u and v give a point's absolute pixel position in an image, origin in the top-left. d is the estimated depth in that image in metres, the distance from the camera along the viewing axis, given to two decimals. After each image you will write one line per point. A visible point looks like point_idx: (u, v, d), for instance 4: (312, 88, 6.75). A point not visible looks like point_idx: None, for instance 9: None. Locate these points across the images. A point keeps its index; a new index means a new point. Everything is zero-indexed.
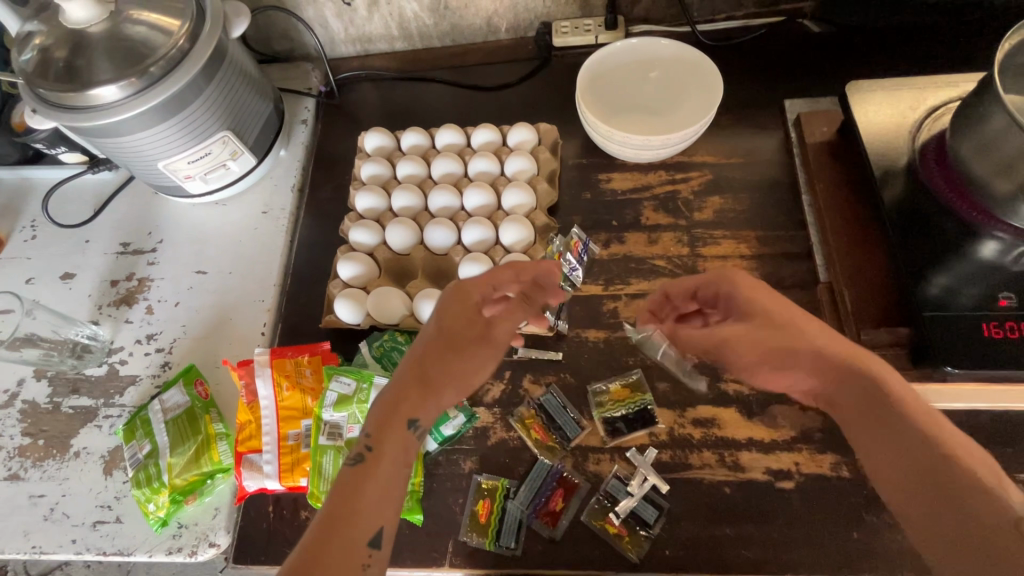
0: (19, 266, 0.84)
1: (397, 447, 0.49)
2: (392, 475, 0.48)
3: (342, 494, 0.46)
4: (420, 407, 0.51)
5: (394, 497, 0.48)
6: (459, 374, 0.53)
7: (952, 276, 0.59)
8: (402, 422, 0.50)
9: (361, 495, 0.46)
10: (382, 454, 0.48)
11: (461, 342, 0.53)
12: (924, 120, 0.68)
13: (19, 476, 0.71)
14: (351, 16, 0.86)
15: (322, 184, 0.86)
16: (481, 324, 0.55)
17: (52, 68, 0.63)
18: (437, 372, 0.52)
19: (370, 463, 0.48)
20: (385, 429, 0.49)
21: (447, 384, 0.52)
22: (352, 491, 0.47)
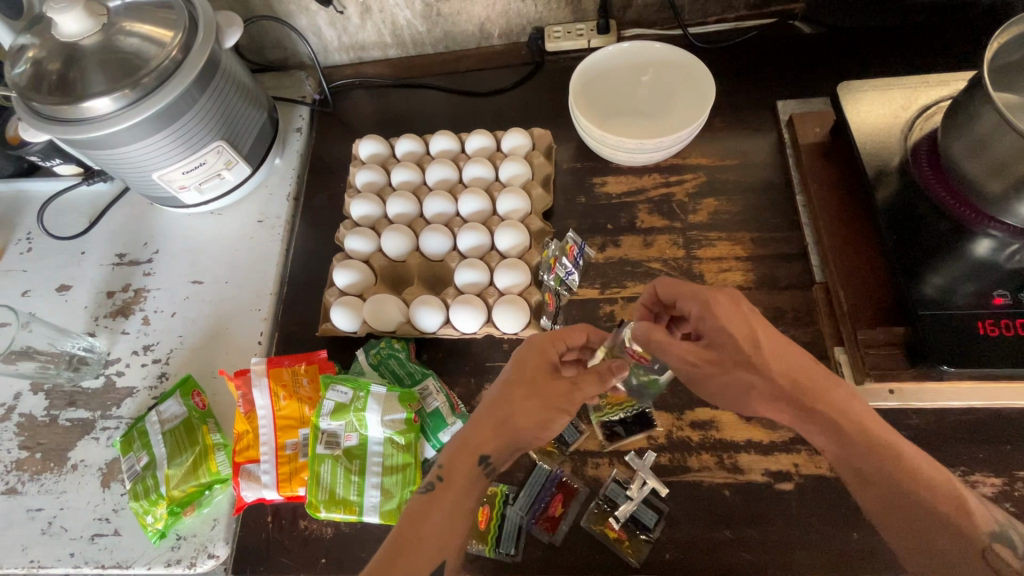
0: (15, 278, 0.84)
1: (464, 484, 0.51)
2: (457, 508, 0.50)
3: (412, 523, 0.49)
4: (490, 445, 0.52)
5: (459, 534, 0.49)
6: (532, 422, 0.52)
7: (946, 275, 0.59)
8: (471, 458, 0.51)
9: (428, 525, 0.49)
10: (449, 485, 0.50)
11: (542, 391, 0.52)
12: (916, 120, 0.68)
13: (16, 490, 0.70)
14: (344, 24, 0.87)
15: (318, 192, 0.86)
16: (561, 379, 0.53)
17: (44, 81, 0.63)
18: (511, 413, 0.52)
19: (438, 494, 0.50)
20: (453, 464, 0.51)
21: (519, 428, 0.52)
22: (421, 521, 0.49)
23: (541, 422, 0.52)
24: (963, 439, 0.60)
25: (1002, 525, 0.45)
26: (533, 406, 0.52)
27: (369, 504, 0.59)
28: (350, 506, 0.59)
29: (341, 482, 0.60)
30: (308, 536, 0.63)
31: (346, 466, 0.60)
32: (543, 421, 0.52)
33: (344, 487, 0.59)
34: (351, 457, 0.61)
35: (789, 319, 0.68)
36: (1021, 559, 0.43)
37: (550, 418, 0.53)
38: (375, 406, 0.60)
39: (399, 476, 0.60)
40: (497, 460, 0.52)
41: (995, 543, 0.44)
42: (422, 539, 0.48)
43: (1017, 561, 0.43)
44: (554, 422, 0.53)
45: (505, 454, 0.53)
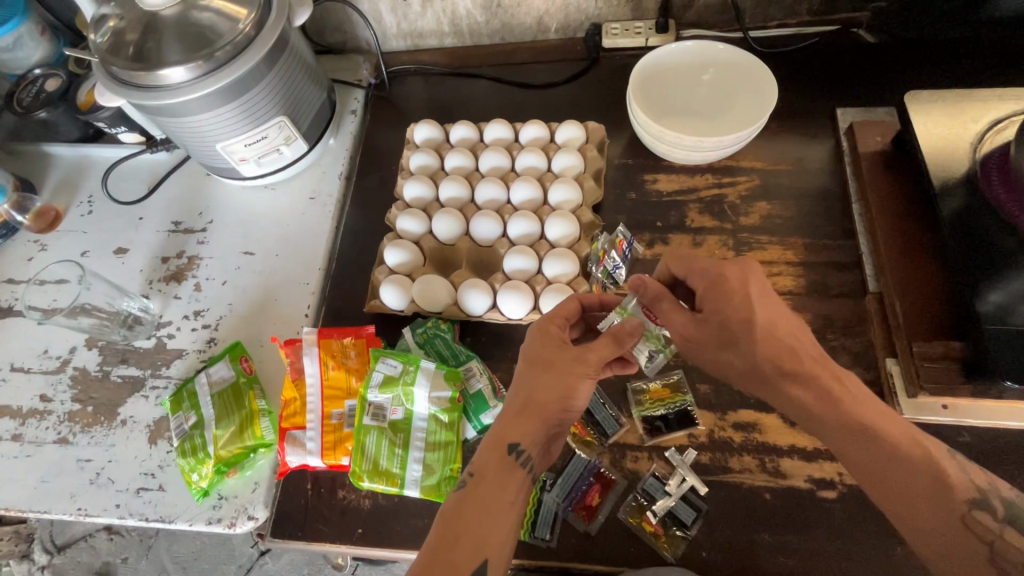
0: (75, 239, 0.87)
1: (499, 473, 0.50)
2: (495, 500, 0.49)
3: (452, 515, 0.48)
4: (519, 434, 0.51)
5: (501, 530, 0.48)
6: (551, 399, 0.52)
7: (1009, 291, 0.58)
8: (501, 448, 0.51)
9: (466, 521, 0.47)
10: (484, 477, 0.50)
11: (561, 368, 0.53)
12: (985, 133, 0.66)
13: (68, 440, 0.73)
14: (405, 10, 0.88)
15: (369, 173, 0.88)
16: (570, 348, 0.54)
17: (123, 50, 0.65)
18: (533, 397, 0.53)
19: (471, 489, 0.50)
20: (486, 456, 0.51)
21: (544, 411, 0.52)
22: (461, 515, 0.48)
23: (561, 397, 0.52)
24: (1015, 460, 0.59)
25: (983, 491, 0.47)
26: (552, 382, 0.53)
27: (411, 478, 0.60)
28: (393, 478, 0.60)
29: (385, 454, 0.61)
30: (346, 506, 0.64)
31: (391, 439, 0.61)
32: (568, 395, 0.53)
33: (388, 459, 0.61)
34: (396, 430, 0.62)
35: (839, 328, 0.67)
36: (1002, 523, 0.45)
37: (573, 389, 0.53)
38: (424, 381, 0.61)
39: (441, 452, 0.61)
40: (529, 450, 0.52)
41: (975, 510, 0.46)
42: (462, 536, 0.46)
43: (998, 525, 0.45)
44: (576, 390, 0.53)
45: (537, 443, 0.52)
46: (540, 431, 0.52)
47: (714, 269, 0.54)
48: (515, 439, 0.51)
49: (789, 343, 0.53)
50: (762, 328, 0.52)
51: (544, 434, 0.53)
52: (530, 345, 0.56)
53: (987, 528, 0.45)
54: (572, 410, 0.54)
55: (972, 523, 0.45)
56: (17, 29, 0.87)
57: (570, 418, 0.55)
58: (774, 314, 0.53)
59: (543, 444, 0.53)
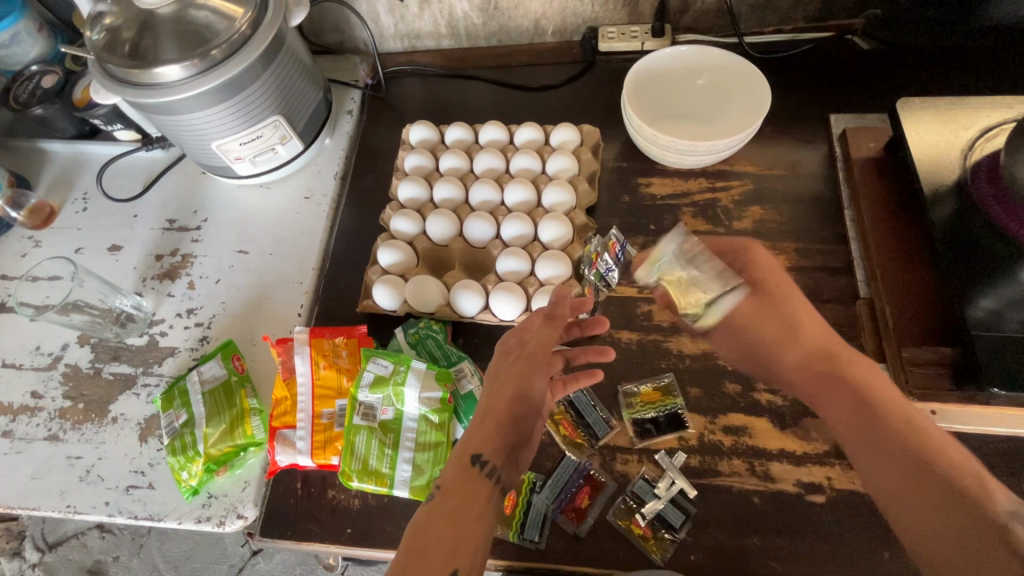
0: (69, 235, 0.87)
1: (466, 482, 0.50)
2: (466, 509, 0.49)
3: (421, 526, 0.47)
4: (481, 442, 0.52)
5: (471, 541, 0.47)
6: (508, 403, 0.55)
7: (999, 298, 0.58)
8: (466, 458, 0.52)
9: (435, 531, 0.46)
10: (451, 489, 0.50)
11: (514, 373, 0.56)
12: (977, 140, 0.67)
13: (59, 437, 0.73)
14: (402, 12, 0.88)
15: (364, 173, 0.88)
16: (519, 353, 0.58)
17: (119, 48, 0.65)
18: (491, 405, 0.55)
19: (439, 500, 0.49)
20: (452, 469, 0.51)
21: (502, 417, 0.54)
22: (431, 526, 0.47)
23: (516, 394, 0.55)
24: (1004, 467, 0.59)
25: None
26: (506, 387, 0.55)
27: (400, 478, 0.60)
28: (382, 478, 0.60)
29: (375, 453, 0.61)
30: (335, 506, 0.64)
31: (381, 439, 0.61)
32: (522, 397, 0.55)
33: (377, 459, 0.61)
34: (386, 430, 0.62)
35: None
36: None
37: (526, 391, 0.56)
38: (414, 381, 0.61)
39: (431, 453, 0.61)
40: (494, 459, 0.52)
41: None
42: (431, 546, 0.45)
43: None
44: (529, 388, 0.56)
45: (501, 450, 0.53)
46: (503, 438, 0.53)
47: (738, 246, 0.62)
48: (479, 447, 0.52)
49: (794, 322, 0.59)
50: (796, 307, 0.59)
51: (508, 442, 0.53)
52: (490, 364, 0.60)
53: None
54: (529, 408, 0.56)
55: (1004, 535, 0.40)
56: (15, 25, 0.87)
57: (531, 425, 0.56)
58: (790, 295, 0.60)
59: (509, 453, 0.53)
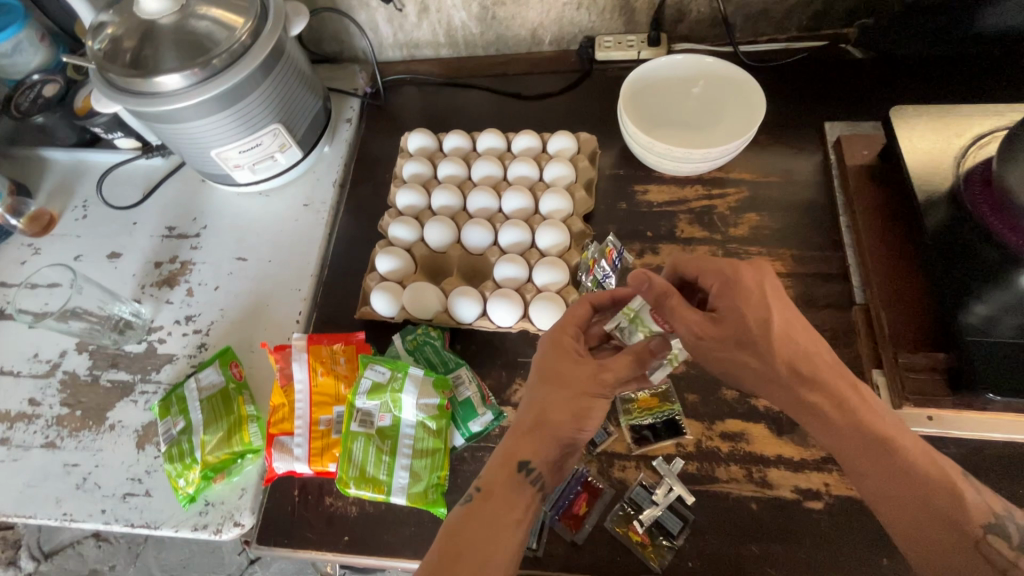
0: (68, 243, 0.87)
1: (505, 489, 0.50)
2: (504, 517, 0.49)
3: (455, 528, 0.48)
4: (529, 450, 0.52)
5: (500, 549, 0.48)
6: (560, 413, 0.53)
7: (993, 304, 0.59)
8: (511, 464, 0.51)
9: (470, 533, 0.47)
10: (492, 492, 0.50)
11: (570, 382, 0.53)
12: (969, 147, 0.67)
13: (55, 445, 0.72)
14: (401, 21, 0.89)
15: (362, 181, 0.88)
16: (583, 363, 0.54)
17: (121, 57, 0.66)
18: (540, 412, 0.53)
19: (478, 503, 0.50)
20: (495, 473, 0.51)
21: (555, 429, 0.53)
22: (468, 529, 0.48)
23: (577, 413, 0.53)
24: (1001, 473, 0.59)
25: (1000, 516, 0.46)
26: (568, 405, 0.53)
27: (398, 485, 0.60)
28: (379, 485, 0.60)
29: (372, 461, 0.61)
30: (333, 513, 0.64)
31: (379, 446, 0.61)
32: (580, 416, 0.53)
33: (375, 466, 0.61)
34: (383, 437, 0.62)
35: (826, 339, 0.67)
36: (1016, 550, 0.44)
37: (586, 410, 0.53)
38: (412, 388, 0.62)
39: (428, 460, 0.61)
40: (540, 467, 0.52)
41: (989, 535, 0.45)
42: (467, 550, 0.46)
43: (1010, 551, 0.44)
44: (590, 408, 0.53)
45: (548, 461, 0.52)
46: (552, 452, 0.53)
47: (728, 269, 0.52)
48: (525, 456, 0.52)
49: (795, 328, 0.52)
50: (779, 329, 0.51)
51: (556, 454, 0.53)
52: (540, 360, 0.56)
53: (1001, 554, 0.44)
54: (585, 429, 0.54)
55: (983, 548, 0.44)
56: (17, 34, 0.88)
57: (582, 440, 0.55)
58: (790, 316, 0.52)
59: (555, 462, 0.53)
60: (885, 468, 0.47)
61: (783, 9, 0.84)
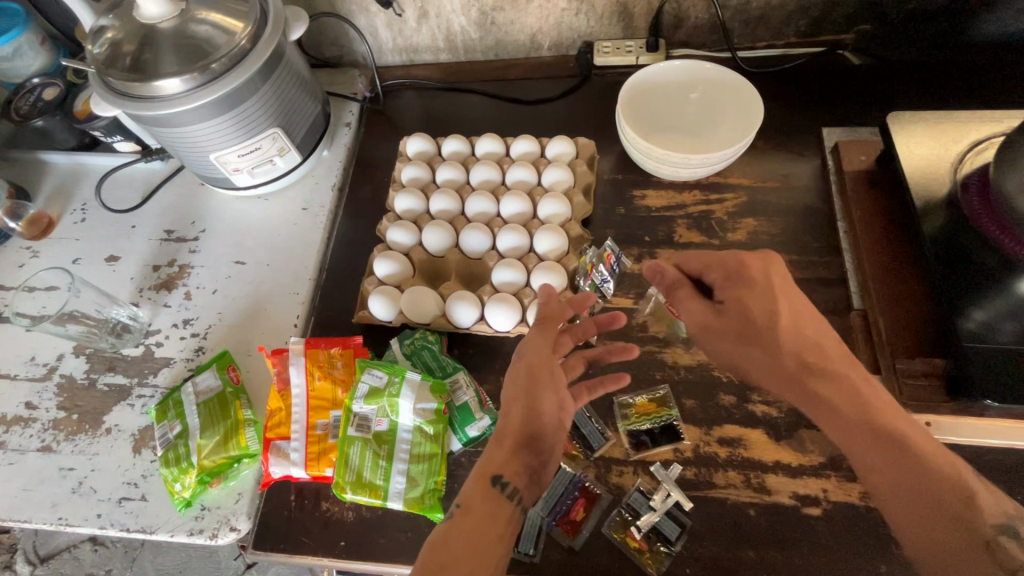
0: (67, 246, 0.87)
1: (483, 507, 0.50)
2: (487, 534, 0.49)
3: (436, 550, 0.47)
4: (500, 463, 0.53)
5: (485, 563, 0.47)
6: (522, 426, 0.54)
7: (990, 309, 0.59)
8: (484, 480, 0.52)
9: (451, 549, 0.47)
10: (473, 510, 0.50)
11: (534, 397, 0.55)
12: (967, 153, 0.68)
13: (52, 448, 0.72)
14: (401, 26, 0.90)
15: (361, 186, 0.88)
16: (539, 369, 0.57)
17: (120, 61, 0.66)
18: (505, 429, 0.55)
19: (458, 519, 0.50)
20: (471, 491, 0.52)
21: (520, 438, 0.54)
22: (449, 546, 0.47)
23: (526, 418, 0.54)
24: (1001, 480, 0.59)
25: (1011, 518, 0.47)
26: (522, 412, 0.55)
27: (394, 490, 0.60)
28: (376, 490, 0.60)
29: (369, 465, 0.61)
30: (329, 518, 0.64)
31: (375, 450, 0.61)
32: (540, 421, 0.55)
33: (372, 471, 0.60)
34: (380, 441, 0.62)
35: None
36: None
37: (538, 412, 0.55)
38: (409, 393, 0.62)
39: (425, 465, 0.61)
40: (515, 481, 0.52)
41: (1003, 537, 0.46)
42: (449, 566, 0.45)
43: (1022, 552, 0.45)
44: (538, 408, 0.55)
45: (521, 472, 0.53)
46: (522, 461, 0.53)
47: (730, 260, 0.61)
48: (498, 470, 0.52)
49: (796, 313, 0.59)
50: (787, 320, 0.58)
51: (530, 465, 0.53)
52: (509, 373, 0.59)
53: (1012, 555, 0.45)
54: (551, 434, 0.55)
55: (995, 549, 0.45)
56: (17, 38, 0.88)
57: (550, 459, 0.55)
58: (797, 304, 0.59)
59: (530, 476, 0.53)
60: (897, 470, 0.50)
61: (781, 15, 0.84)
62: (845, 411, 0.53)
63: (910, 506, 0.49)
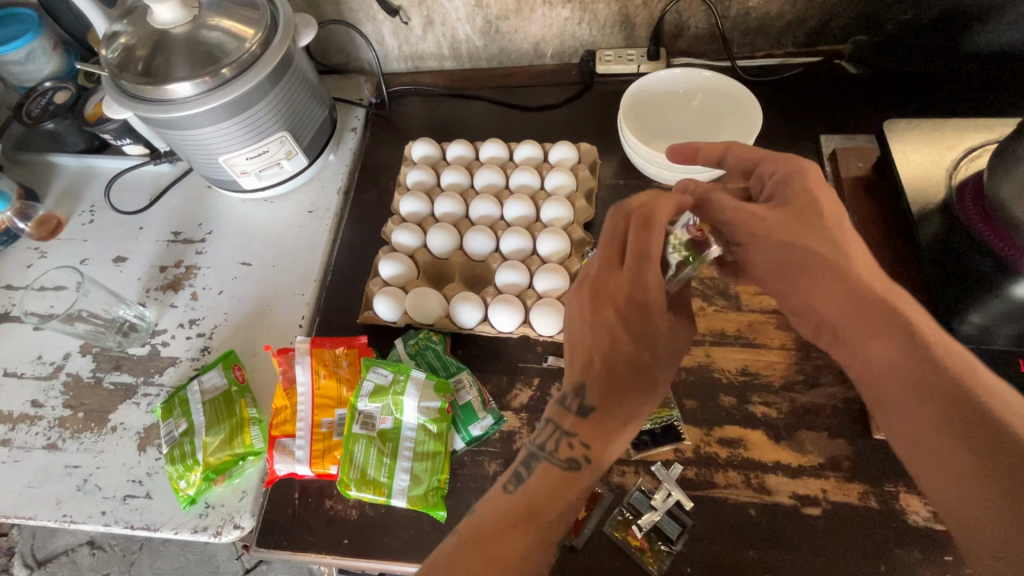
0: (75, 247, 0.88)
1: (610, 429, 0.51)
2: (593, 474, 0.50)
3: (527, 494, 0.49)
4: (622, 390, 0.52)
5: (569, 511, 0.50)
6: (623, 347, 0.52)
7: (987, 313, 0.61)
8: (604, 404, 0.51)
9: (555, 490, 0.49)
10: (603, 439, 0.51)
11: (633, 310, 0.53)
12: (961, 160, 0.69)
13: (57, 446, 0.73)
14: (407, 34, 0.92)
15: (367, 189, 0.90)
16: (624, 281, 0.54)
17: (133, 65, 0.67)
18: (598, 349, 0.53)
19: (589, 457, 0.50)
20: (584, 430, 0.51)
21: (627, 361, 0.52)
22: (550, 487, 0.49)
23: (636, 338, 0.53)
24: None
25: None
26: (629, 334, 0.53)
27: (398, 487, 0.61)
28: (380, 487, 0.60)
29: (373, 463, 0.61)
30: (333, 516, 0.64)
31: (380, 448, 0.62)
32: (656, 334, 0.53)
33: (376, 468, 0.61)
34: (384, 439, 0.63)
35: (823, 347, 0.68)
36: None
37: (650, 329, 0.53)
38: (413, 391, 0.62)
39: (429, 463, 0.62)
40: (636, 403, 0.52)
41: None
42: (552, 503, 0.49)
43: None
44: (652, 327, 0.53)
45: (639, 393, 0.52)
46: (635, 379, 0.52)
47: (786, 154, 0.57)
48: (611, 393, 0.52)
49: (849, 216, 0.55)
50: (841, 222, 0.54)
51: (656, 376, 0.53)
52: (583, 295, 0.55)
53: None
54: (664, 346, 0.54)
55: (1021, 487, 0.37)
56: (31, 43, 0.90)
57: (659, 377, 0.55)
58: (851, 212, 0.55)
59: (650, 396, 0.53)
60: (919, 389, 0.44)
61: (780, 25, 0.86)
62: (904, 336, 0.46)
63: (942, 450, 0.41)
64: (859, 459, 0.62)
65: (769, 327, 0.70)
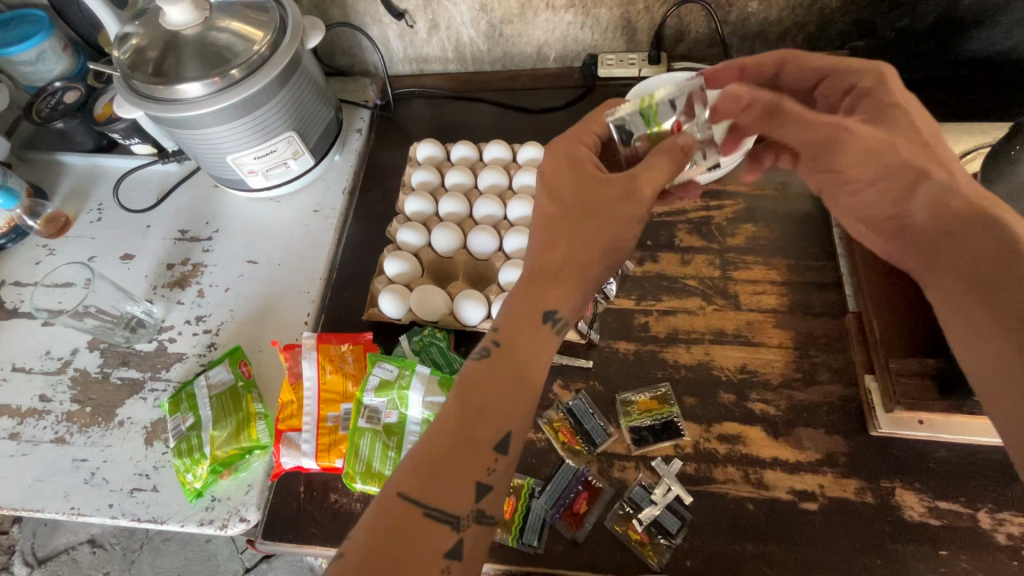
0: (83, 244, 0.89)
1: (531, 339, 0.52)
2: (523, 369, 0.51)
3: (464, 398, 0.49)
4: (557, 299, 0.52)
5: (509, 405, 0.49)
6: (567, 254, 0.53)
7: None
8: (539, 313, 0.52)
9: (489, 387, 0.49)
10: (520, 343, 0.51)
11: (587, 207, 0.53)
12: (956, 162, 0.72)
13: (65, 440, 0.74)
14: (412, 37, 0.93)
15: (371, 190, 0.91)
16: (594, 182, 0.54)
17: (144, 67, 0.69)
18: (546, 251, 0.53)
19: (499, 356, 0.51)
20: (507, 329, 0.52)
21: (561, 271, 0.53)
22: (483, 385, 0.50)
23: (577, 246, 0.52)
24: (990, 476, 0.61)
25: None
26: (573, 238, 0.52)
27: None
28: (385, 481, 0.61)
29: (378, 456, 0.62)
30: (337, 509, 0.65)
31: (385, 441, 0.63)
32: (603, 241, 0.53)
33: (381, 461, 0.62)
34: (390, 433, 0.64)
35: (821, 345, 0.69)
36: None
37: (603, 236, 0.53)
38: (418, 385, 0.64)
39: None
40: (566, 314, 0.53)
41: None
42: (484, 411, 0.48)
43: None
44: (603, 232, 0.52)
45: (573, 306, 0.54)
46: (568, 287, 0.53)
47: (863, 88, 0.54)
48: (537, 301, 0.52)
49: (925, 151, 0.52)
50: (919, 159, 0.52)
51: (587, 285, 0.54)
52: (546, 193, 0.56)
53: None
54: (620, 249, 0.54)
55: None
56: (41, 43, 0.92)
57: (604, 257, 0.53)
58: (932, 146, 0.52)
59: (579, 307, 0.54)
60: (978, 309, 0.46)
61: (779, 30, 0.87)
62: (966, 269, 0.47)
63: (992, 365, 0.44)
64: (856, 455, 0.63)
65: (768, 326, 0.71)
